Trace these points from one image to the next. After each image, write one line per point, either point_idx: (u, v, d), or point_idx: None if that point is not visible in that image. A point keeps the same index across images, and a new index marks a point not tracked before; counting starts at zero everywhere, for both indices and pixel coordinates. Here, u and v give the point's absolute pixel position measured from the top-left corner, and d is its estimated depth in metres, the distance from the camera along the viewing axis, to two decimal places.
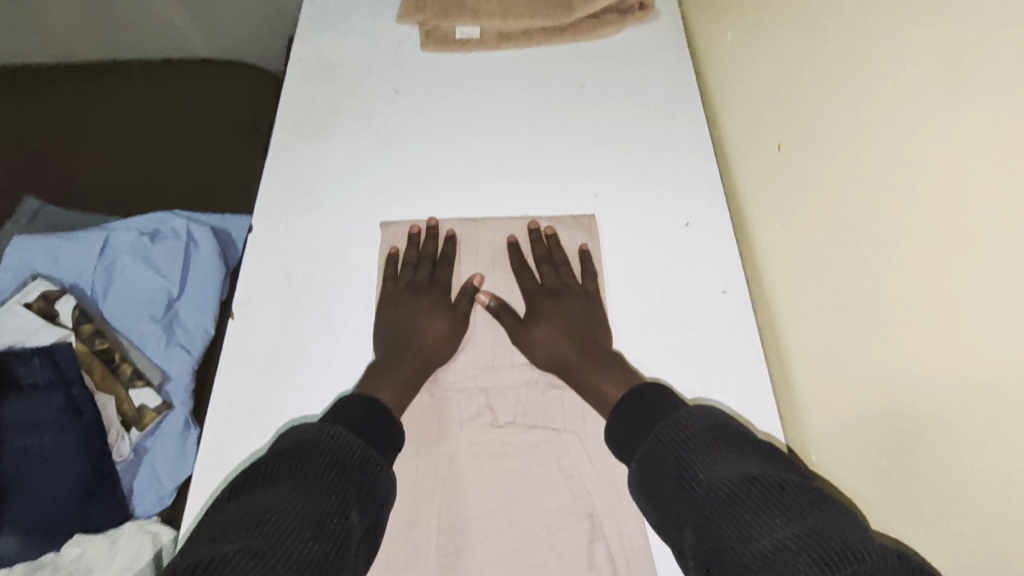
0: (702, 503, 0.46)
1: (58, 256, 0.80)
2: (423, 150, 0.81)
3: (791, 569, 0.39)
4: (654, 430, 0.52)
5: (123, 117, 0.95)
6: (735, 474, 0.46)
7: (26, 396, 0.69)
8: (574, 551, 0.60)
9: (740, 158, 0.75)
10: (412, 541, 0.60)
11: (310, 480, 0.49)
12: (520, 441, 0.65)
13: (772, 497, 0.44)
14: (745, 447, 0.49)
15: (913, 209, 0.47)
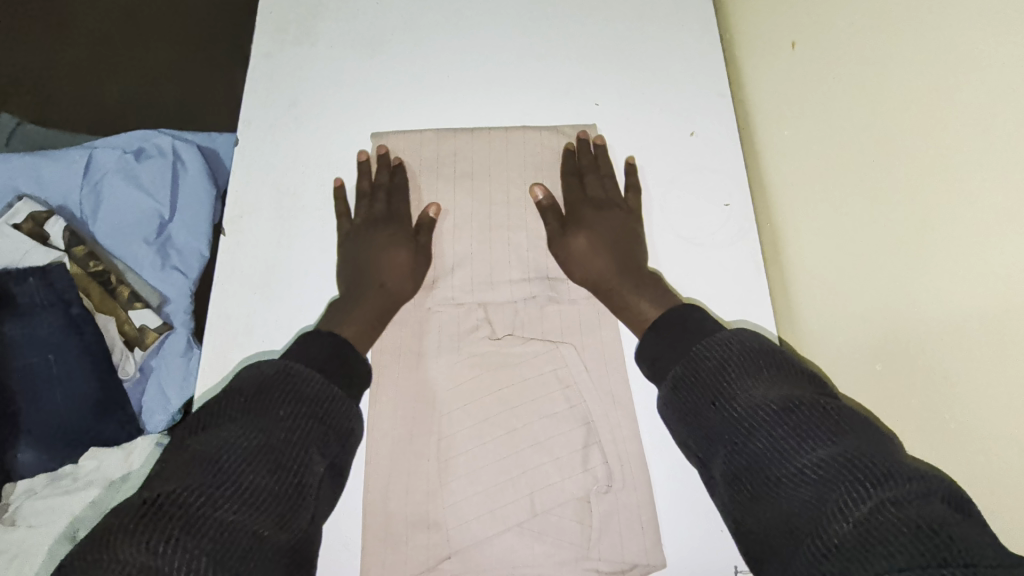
0: (740, 423, 0.39)
1: (41, 176, 0.79)
2: (408, 52, 0.69)
3: (840, 491, 0.34)
4: (692, 348, 0.46)
5: (103, 39, 0.93)
6: (782, 395, 0.39)
7: (26, 315, 0.69)
8: (570, 457, 0.52)
9: (756, 64, 0.65)
10: (397, 479, 0.52)
11: (266, 413, 0.41)
12: (518, 353, 0.56)
13: (818, 420, 0.37)
14: (797, 373, 0.42)
15: (982, 115, 0.38)
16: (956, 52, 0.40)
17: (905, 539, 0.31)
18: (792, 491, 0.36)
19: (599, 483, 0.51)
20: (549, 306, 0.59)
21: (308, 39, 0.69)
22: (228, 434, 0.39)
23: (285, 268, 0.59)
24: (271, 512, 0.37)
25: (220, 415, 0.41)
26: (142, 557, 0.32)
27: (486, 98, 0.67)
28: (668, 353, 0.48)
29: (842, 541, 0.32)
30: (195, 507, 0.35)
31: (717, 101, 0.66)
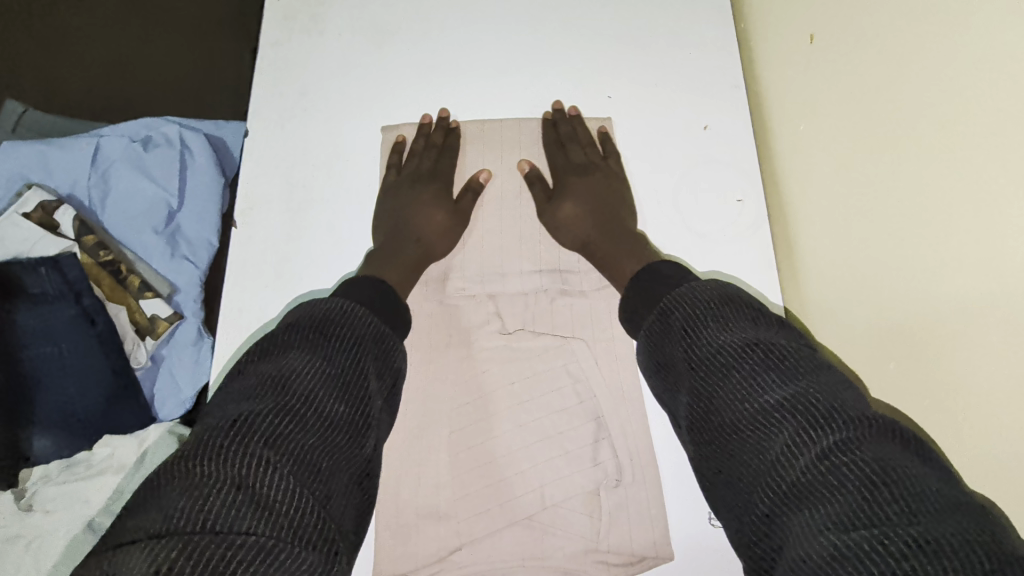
0: (703, 370, 0.40)
1: (50, 165, 0.79)
2: (416, 41, 0.68)
3: (790, 432, 0.35)
4: (664, 299, 0.46)
5: (106, 22, 0.92)
6: (745, 341, 0.40)
7: (38, 304, 0.70)
8: (578, 453, 0.52)
9: (772, 57, 0.64)
10: (408, 471, 0.52)
11: (331, 345, 0.42)
12: (528, 348, 0.56)
13: (772, 363, 0.38)
14: (760, 318, 0.42)
15: (999, 115, 0.38)
16: (976, 50, 0.40)
17: (853, 482, 0.32)
18: (748, 434, 0.37)
19: (609, 478, 0.52)
20: (558, 300, 0.59)
21: (317, 27, 0.68)
22: (294, 362, 0.40)
23: (297, 261, 0.59)
24: (343, 438, 0.38)
25: (281, 347, 0.42)
26: (230, 474, 0.34)
27: (497, 89, 0.66)
28: (643, 304, 0.48)
29: (795, 483, 0.33)
30: (279, 429, 0.36)
31: (731, 94, 0.65)
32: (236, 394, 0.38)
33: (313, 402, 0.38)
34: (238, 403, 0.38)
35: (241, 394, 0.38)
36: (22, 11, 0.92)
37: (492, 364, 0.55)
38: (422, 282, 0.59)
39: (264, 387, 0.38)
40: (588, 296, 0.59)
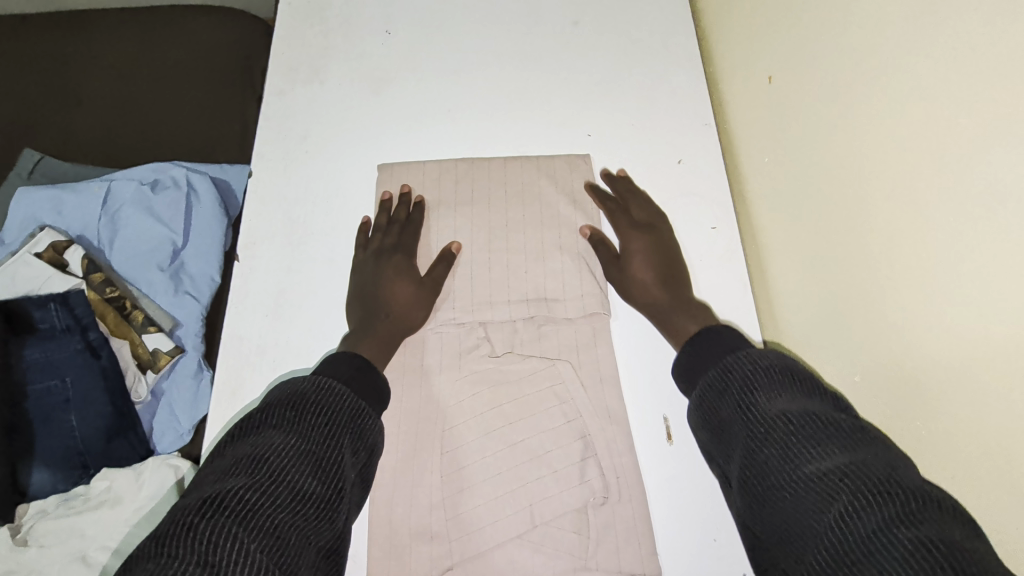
0: (758, 430, 0.40)
1: (62, 207, 0.83)
2: (410, 86, 0.73)
3: (841, 499, 0.34)
4: (720, 360, 0.47)
5: (120, 76, 0.98)
6: (802, 409, 0.40)
7: (44, 339, 0.72)
8: (565, 471, 0.54)
9: (738, 97, 0.70)
10: (400, 492, 0.54)
11: (309, 424, 0.43)
12: (517, 370, 0.58)
13: (830, 433, 0.38)
14: (821, 391, 0.42)
15: (930, 150, 0.43)
16: (907, 94, 0.45)
17: (914, 557, 0.30)
18: (803, 500, 0.36)
19: (596, 495, 0.53)
20: (545, 325, 0.61)
21: (318, 78, 0.73)
22: (270, 441, 0.41)
23: (295, 293, 0.62)
24: (316, 517, 0.39)
25: (262, 428, 0.43)
26: (198, 554, 0.34)
27: (485, 130, 0.71)
28: (699, 361, 0.49)
29: (845, 548, 0.32)
30: (253, 507, 0.37)
31: (703, 130, 0.70)
32: (216, 473, 0.40)
33: (288, 476, 0.40)
34: (216, 482, 0.39)
35: (221, 473, 0.40)
36: (43, 67, 0.98)
37: (483, 388, 0.57)
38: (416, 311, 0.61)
39: (242, 466, 0.40)
40: (574, 320, 0.61)
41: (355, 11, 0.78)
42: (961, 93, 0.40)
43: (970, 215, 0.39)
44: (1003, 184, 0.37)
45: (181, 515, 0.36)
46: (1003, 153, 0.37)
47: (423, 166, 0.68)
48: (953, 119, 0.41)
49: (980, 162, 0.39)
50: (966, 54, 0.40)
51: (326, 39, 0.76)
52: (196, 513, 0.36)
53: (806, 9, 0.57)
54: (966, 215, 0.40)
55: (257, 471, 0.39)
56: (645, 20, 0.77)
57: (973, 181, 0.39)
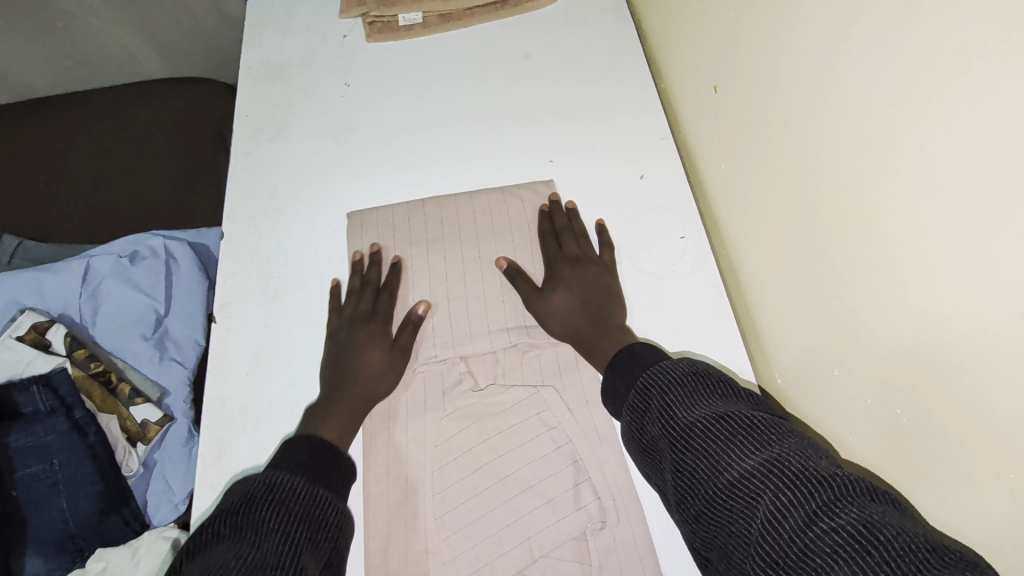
0: (680, 442, 0.42)
1: (42, 289, 0.83)
2: (375, 135, 0.75)
3: (764, 501, 0.37)
4: (638, 376, 0.49)
5: (93, 153, 1.01)
6: (716, 413, 0.42)
7: (30, 423, 0.71)
8: (562, 498, 0.53)
9: (690, 109, 0.72)
10: (396, 539, 0.52)
11: (261, 530, 0.42)
12: (503, 401, 0.58)
13: (746, 434, 0.40)
14: (730, 392, 0.45)
15: (873, 143, 0.44)
16: (844, 92, 0.46)
17: (844, 545, 0.33)
18: (733, 508, 0.38)
19: (594, 520, 0.52)
20: (527, 352, 0.61)
21: (282, 135, 0.75)
22: (216, 554, 0.40)
23: (274, 349, 0.62)
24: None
25: (211, 542, 0.41)
26: None
27: (449, 167, 0.72)
28: (620, 378, 0.51)
29: (781, 553, 0.35)
30: None
31: (661, 144, 0.72)
32: None
33: None
34: None
35: None
36: (18, 153, 1.00)
37: (470, 422, 0.57)
38: (396, 353, 0.61)
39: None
40: (556, 345, 0.61)
41: (314, 68, 0.80)
42: (894, 88, 0.42)
43: (920, 202, 0.40)
44: (945, 168, 0.38)
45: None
46: (944, 133, 0.38)
47: (391, 208, 0.69)
48: (888, 113, 0.43)
49: (919, 151, 0.40)
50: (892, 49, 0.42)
51: (287, 97, 0.78)
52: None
53: (741, 19, 0.60)
54: (914, 201, 0.41)
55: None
56: (593, 45, 0.79)
57: (915, 168, 0.41)
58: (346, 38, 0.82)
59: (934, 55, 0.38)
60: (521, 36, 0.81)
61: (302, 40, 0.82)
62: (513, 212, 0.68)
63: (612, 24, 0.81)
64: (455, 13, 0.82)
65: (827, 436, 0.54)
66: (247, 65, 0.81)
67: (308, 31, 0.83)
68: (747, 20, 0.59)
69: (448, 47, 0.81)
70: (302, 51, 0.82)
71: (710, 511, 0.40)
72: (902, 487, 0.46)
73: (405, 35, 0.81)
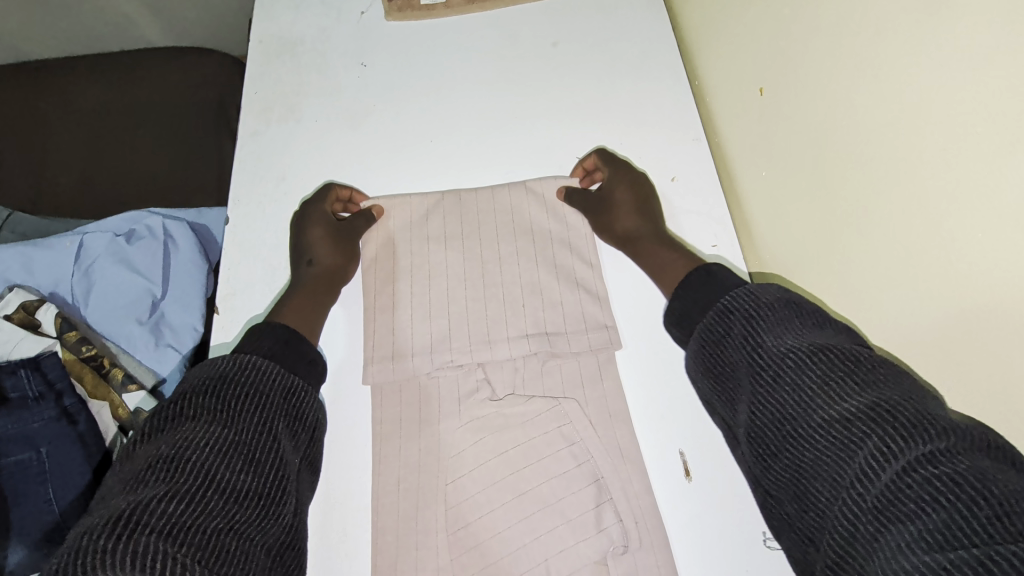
0: (766, 371, 0.41)
1: (32, 265, 0.79)
2: (391, 120, 0.70)
3: (858, 441, 0.35)
4: (720, 300, 0.47)
5: (89, 123, 0.96)
6: (810, 345, 0.40)
7: (17, 409, 0.68)
8: (583, 518, 0.51)
9: (728, 111, 0.68)
10: (405, 554, 0.50)
11: (234, 412, 0.43)
12: (522, 413, 0.55)
13: (843, 369, 0.38)
14: (827, 323, 0.42)
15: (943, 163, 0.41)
16: (910, 106, 0.43)
17: (946, 493, 0.31)
18: (823, 445, 0.37)
19: (615, 545, 0.50)
20: (548, 360, 0.58)
21: (294, 115, 0.71)
22: (191, 436, 0.41)
23: None
24: (255, 511, 0.40)
25: (180, 420, 0.42)
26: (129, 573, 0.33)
27: (471, 159, 0.68)
28: (693, 307, 0.49)
29: (875, 499, 0.33)
30: (182, 516, 0.37)
31: (694, 146, 0.68)
32: (129, 482, 0.38)
33: (218, 474, 0.40)
34: (134, 490, 0.38)
35: (137, 480, 0.38)
36: (9, 121, 0.95)
37: (486, 434, 0.54)
38: (409, 355, 0.58)
39: (157, 471, 0.39)
40: (579, 355, 0.58)
41: (329, 46, 0.75)
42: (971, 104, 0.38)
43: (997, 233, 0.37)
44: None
45: (90, 536, 0.34)
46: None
47: (409, 199, 0.65)
48: (962, 132, 0.39)
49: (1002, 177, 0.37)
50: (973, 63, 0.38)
51: (300, 75, 0.74)
52: (107, 533, 0.34)
53: (790, 19, 0.56)
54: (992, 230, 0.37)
55: (178, 475, 0.39)
56: (626, 36, 0.75)
57: (997, 196, 0.37)
58: (363, 14, 0.78)
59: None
60: (549, 21, 0.77)
61: (316, 14, 0.78)
62: (536, 209, 0.65)
63: (646, 14, 0.77)
64: None
65: None
66: (257, 39, 0.76)
67: (323, 5, 0.78)
68: (798, 19, 0.55)
69: (472, 29, 0.77)
70: (317, 26, 0.77)
71: (788, 441, 0.39)
72: None
73: (426, 14, 0.77)
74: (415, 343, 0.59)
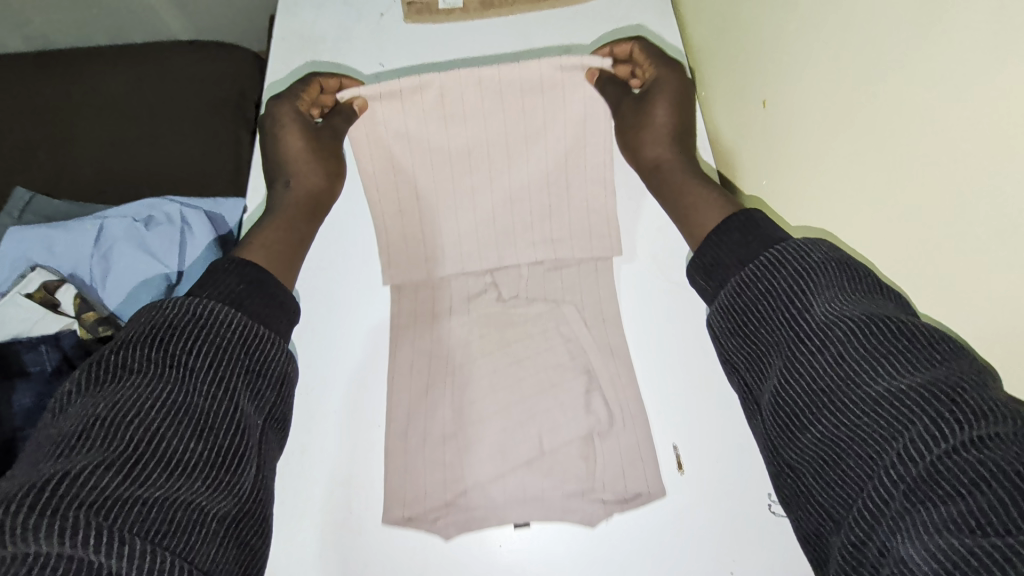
0: (812, 336, 0.40)
1: (54, 247, 0.82)
2: None
3: (910, 417, 0.35)
4: (763, 252, 0.45)
5: (109, 111, 0.99)
6: (862, 313, 0.39)
7: (36, 383, 0.71)
8: (573, 399, 0.62)
9: (734, 119, 0.70)
10: (418, 420, 0.62)
11: (189, 369, 0.41)
12: (525, 312, 0.67)
13: (900, 340, 0.37)
14: (875, 287, 0.41)
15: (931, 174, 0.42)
16: (898, 121, 0.45)
17: (990, 480, 0.31)
18: (867, 419, 0.37)
19: (601, 423, 0.61)
20: (552, 269, 0.68)
21: None
22: (131, 396, 0.39)
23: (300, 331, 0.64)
24: (215, 477, 0.39)
25: (122, 373, 0.40)
26: (57, 547, 0.32)
27: None
28: (728, 257, 0.47)
29: (915, 481, 0.34)
30: (117, 486, 0.35)
31: (699, 154, 0.71)
32: (59, 447, 0.37)
33: (173, 439, 0.39)
34: (63, 457, 0.36)
35: (71, 445, 0.37)
36: (32, 108, 0.98)
37: (496, 330, 0.66)
38: (427, 262, 0.67)
39: (94, 435, 0.37)
40: (580, 267, 0.68)
41: (349, 46, 0.78)
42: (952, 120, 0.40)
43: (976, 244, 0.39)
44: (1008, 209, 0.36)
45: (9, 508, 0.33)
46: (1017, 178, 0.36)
47: (400, 91, 0.61)
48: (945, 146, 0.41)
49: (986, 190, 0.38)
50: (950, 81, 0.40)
51: (319, 73, 0.76)
52: (24, 507, 0.33)
53: (784, 32, 0.58)
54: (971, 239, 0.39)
55: (114, 439, 0.37)
56: (636, 46, 0.78)
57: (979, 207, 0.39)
58: (383, 16, 0.80)
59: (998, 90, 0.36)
60: (562, 29, 0.79)
61: (337, 15, 0.80)
62: (554, 125, 0.64)
63: (656, 25, 0.79)
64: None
65: None
66: (278, 37, 0.79)
67: (344, 6, 0.81)
68: (790, 31, 0.57)
69: (488, 35, 0.79)
70: (337, 26, 0.80)
71: (824, 412, 0.39)
72: None
73: (444, 18, 0.79)
74: (439, 247, 0.68)
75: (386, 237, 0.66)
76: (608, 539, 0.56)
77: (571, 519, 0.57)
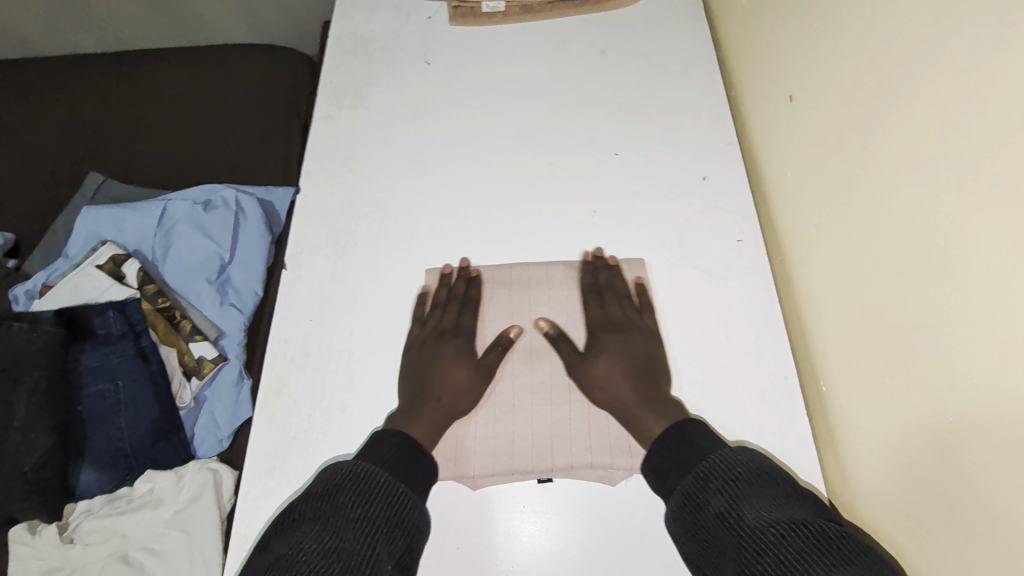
0: (748, 544, 0.42)
1: (122, 225, 0.89)
2: (451, 114, 0.78)
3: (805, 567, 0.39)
4: (696, 463, 0.49)
5: (174, 104, 1.07)
6: (780, 516, 0.43)
7: (102, 344, 0.77)
8: None
9: (761, 117, 0.72)
10: None
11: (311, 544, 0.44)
12: (559, 308, 0.66)
13: (820, 542, 0.40)
14: (774, 479, 0.46)
15: (938, 160, 0.45)
16: (914, 111, 0.48)
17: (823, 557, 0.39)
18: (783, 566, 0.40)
19: None
20: None
21: (361, 104, 0.79)
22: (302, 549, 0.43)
23: (337, 299, 0.67)
24: None
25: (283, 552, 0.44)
26: None
27: (517, 152, 0.75)
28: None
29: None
30: None
31: (726, 150, 0.73)
32: None
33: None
34: None
35: None
36: (107, 99, 1.08)
37: (528, 300, 0.66)
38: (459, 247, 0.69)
39: None
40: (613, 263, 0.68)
41: (397, 46, 0.84)
42: (965, 108, 0.43)
43: (978, 224, 0.41)
44: (1008, 191, 0.39)
45: None
46: (1011, 162, 0.39)
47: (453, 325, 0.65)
48: (952, 133, 0.44)
49: (985, 173, 0.41)
50: (967, 74, 0.43)
51: (369, 69, 0.82)
52: None
53: (825, 32, 0.60)
54: (974, 217, 0.42)
55: None
56: (669, 48, 0.81)
57: (980, 189, 0.41)
58: (430, 19, 0.86)
59: (1009, 79, 0.39)
60: (598, 32, 0.84)
61: (389, 18, 0.86)
62: None
63: (689, 30, 0.83)
64: (537, 5, 0.85)
65: (859, 453, 0.55)
66: (334, 37, 0.85)
67: (394, 10, 0.87)
68: (827, 34, 0.60)
69: (528, 39, 0.84)
70: (388, 27, 0.85)
71: None
72: (939, 505, 0.46)
73: (486, 21, 0.84)
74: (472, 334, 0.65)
75: (428, 219, 0.71)
76: (623, 495, 0.58)
77: (590, 477, 0.58)
